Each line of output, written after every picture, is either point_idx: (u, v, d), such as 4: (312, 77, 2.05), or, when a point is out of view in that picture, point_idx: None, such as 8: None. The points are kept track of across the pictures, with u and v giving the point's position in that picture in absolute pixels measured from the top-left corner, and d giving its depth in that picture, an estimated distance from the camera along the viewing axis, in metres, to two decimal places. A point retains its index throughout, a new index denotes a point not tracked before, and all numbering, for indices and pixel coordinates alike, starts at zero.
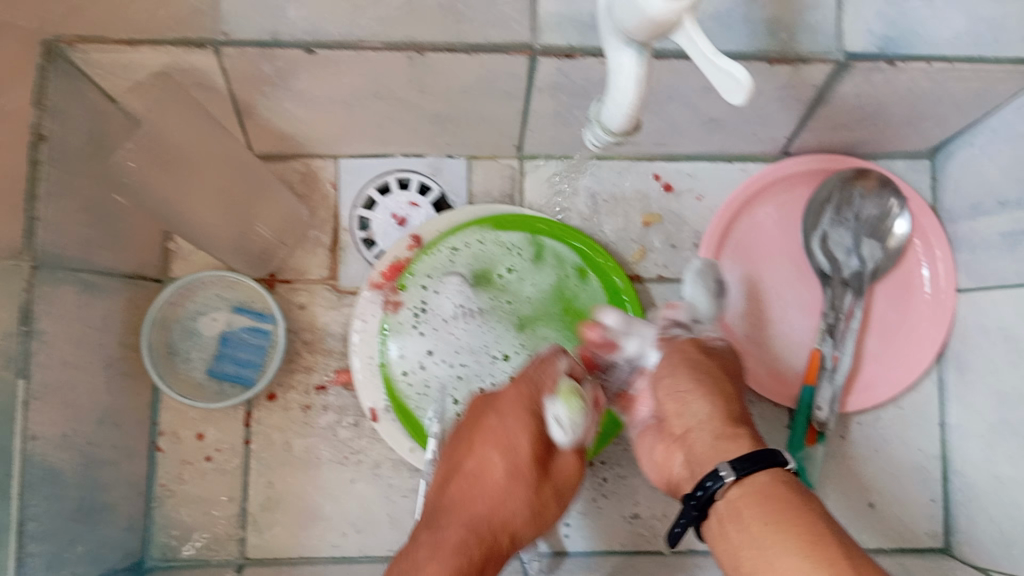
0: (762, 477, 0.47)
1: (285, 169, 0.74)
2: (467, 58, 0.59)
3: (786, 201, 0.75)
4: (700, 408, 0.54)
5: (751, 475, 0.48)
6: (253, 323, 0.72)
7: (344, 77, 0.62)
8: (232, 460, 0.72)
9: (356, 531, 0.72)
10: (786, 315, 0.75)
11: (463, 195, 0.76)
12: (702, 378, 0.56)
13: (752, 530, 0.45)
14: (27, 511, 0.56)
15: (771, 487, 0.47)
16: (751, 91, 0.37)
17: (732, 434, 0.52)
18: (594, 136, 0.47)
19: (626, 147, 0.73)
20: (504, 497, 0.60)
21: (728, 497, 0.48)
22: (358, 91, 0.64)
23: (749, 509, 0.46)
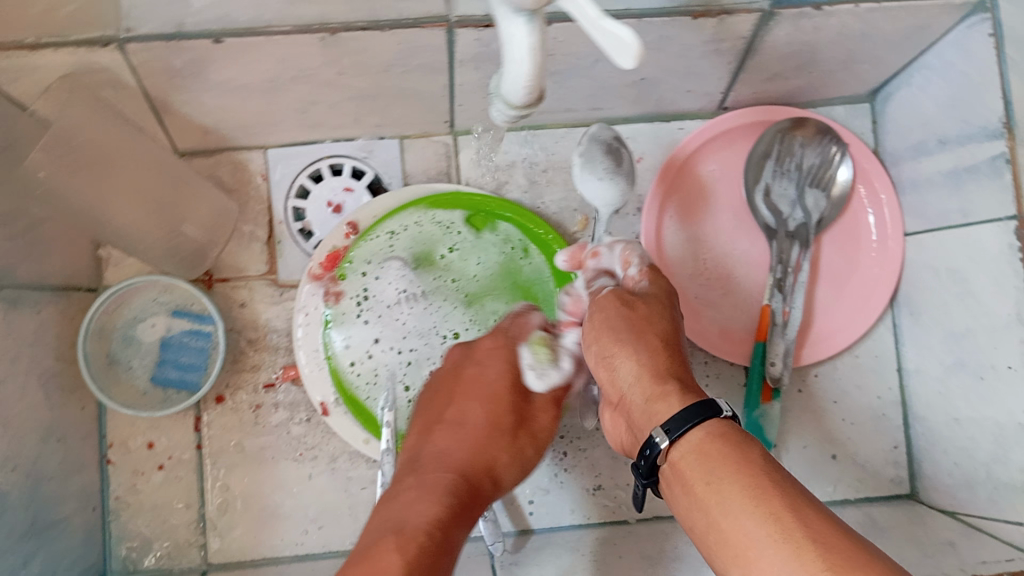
0: (694, 433, 0.45)
1: (213, 165, 0.72)
2: (383, 35, 0.57)
3: (727, 157, 0.74)
4: (630, 367, 0.52)
5: (685, 434, 0.45)
6: (193, 326, 0.70)
7: (259, 64, 0.60)
8: (186, 465, 0.71)
9: (317, 527, 0.71)
10: (734, 272, 0.74)
11: (398, 176, 0.74)
12: (631, 341, 0.53)
13: (697, 494, 0.43)
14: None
15: (714, 440, 0.44)
16: (639, 53, 0.36)
17: (660, 395, 0.49)
18: (497, 112, 0.46)
19: (560, 114, 0.72)
20: (486, 433, 0.58)
21: (675, 452, 0.46)
22: (277, 77, 0.62)
23: (696, 475, 0.43)
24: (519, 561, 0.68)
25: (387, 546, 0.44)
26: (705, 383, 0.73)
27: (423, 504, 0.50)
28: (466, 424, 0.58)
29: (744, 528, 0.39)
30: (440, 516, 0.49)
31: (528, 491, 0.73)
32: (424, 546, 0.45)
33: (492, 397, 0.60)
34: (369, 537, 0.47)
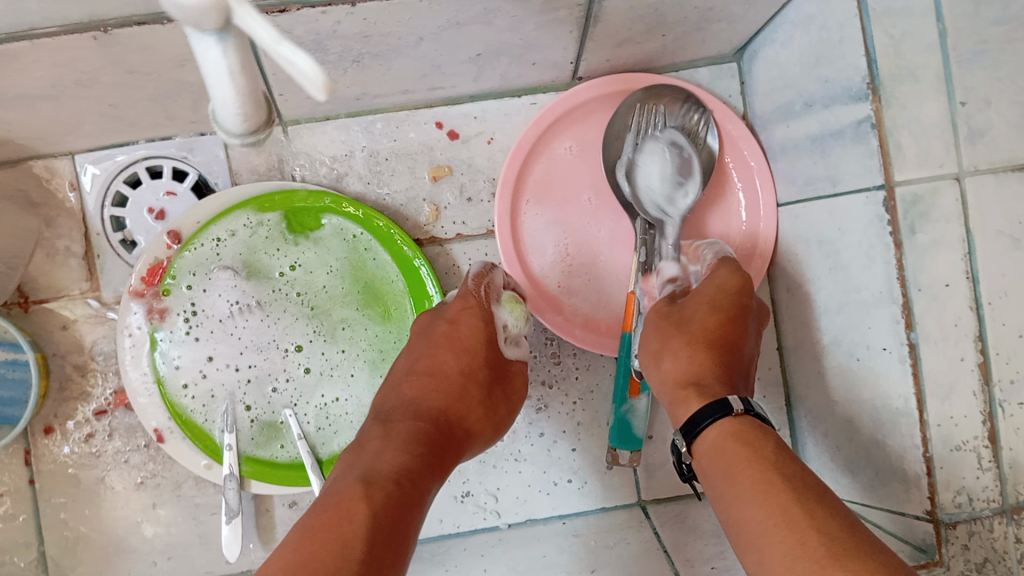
0: (718, 429, 0.49)
1: (16, 178, 0.65)
2: (164, 29, 0.48)
3: (586, 131, 0.68)
4: (666, 371, 0.55)
5: (708, 428, 0.49)
6: (8, 356, 0.64)
7: (34, 71, 0.51)
8: (19, 503, 0.66)
9: (167, 558, 0.67)
10: (600, 256, 0.68)
11: (226, 175, 0.68)
12: (668, 347, 0.55)
13: (714, 486, 0.47)
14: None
15: (734, 433, 0.48)
16: (328, 89, 0.29)
17: (683, 401, 0.52)
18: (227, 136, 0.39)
19: (397, 96, 0.65)
20: (449, 395, 0.56)
21: (704, 441, 0.49)
22: (60, 82, 0.53)
23: (711, 469, 0.48)
24: None
25: (355, 492, 0.45)
26: (574, 377, 0.70)
27: (395, 458, 0.49)
28: (440, 376, 0.57)
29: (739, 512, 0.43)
30: (407, 465, 0.49)
31: None
32: (385, 503, 0.45)
33: (469, 353, 0.58)
34: (338, 481, 0.47)
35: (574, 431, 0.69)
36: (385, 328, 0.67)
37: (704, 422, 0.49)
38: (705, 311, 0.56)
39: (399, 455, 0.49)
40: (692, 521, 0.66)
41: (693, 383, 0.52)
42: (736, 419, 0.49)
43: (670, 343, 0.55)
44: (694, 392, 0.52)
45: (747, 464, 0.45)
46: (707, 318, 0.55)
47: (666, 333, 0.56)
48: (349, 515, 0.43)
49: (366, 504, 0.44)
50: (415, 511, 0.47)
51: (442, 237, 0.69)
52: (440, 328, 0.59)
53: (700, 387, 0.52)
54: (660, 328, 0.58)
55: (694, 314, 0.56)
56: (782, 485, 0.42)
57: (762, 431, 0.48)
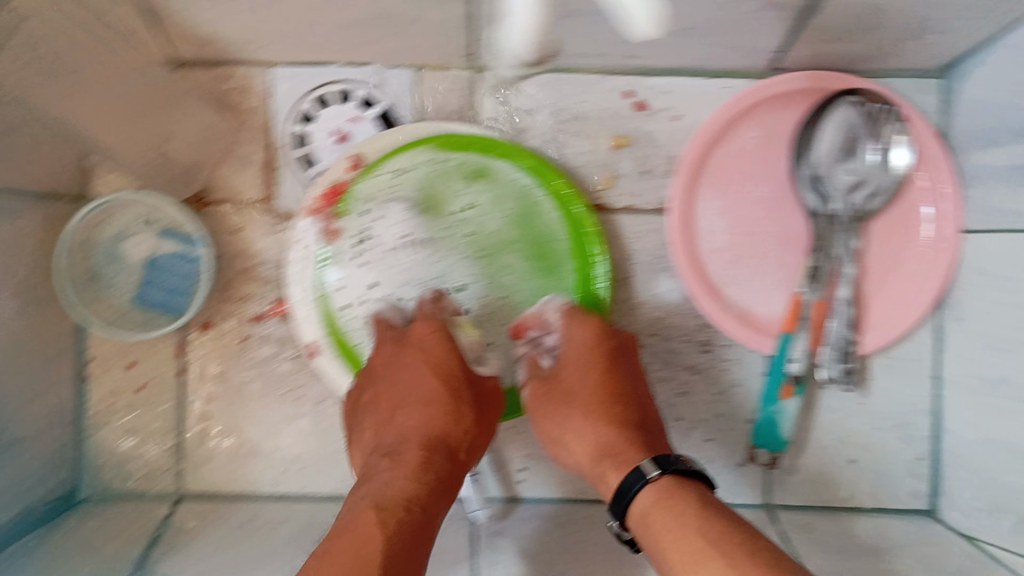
0: (646, 496, 0.51)
1: (216, 78, 0.66)
2: None
3: (778, 121, 0.66)
4: (580, 449, 0.58)
5: (638, 493, 0.51)
6: (180, 248, 0.67)
7: None
8: (165, 391, 0.68)
9: (298, 468, 0.69)
10: (769, 250, 0.67)
11: (412, 109, 0.68)
12: (569, 421, 0.58)
13: (656, 561, 0.48)
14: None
15: (658, 501, 0.50)
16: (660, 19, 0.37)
17: (602, 474, 0.55)
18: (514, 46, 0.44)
19: (592, 58, 0.64)
20: (452, 421, 0.57)
21: (635, 513, 0.51)
22: None
23: (653, 529, 0.49)
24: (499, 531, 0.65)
25: (370, 524, 0.48)
26: (726, 369, 0.69)
27: (407, 486, 0.52)
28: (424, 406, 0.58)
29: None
30: (419, 493, 0.52)
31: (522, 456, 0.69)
32: (407, 534, 0.49)
33: (440, 374, 0.59)
34: (348, 512, 0.51)
35: (713, 423, 0.69)
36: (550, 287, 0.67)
37: (634, 489, 0.51)
38: (585, 380, 0.59)
39: (407, 479, 0.53)
40: (817, 534, 0.65)
41: (606, 455, 0.55)
42: (655, 484, 0.51)
43: (571, 415, 0.58)
44: (608, 467, 0.55)
45: (673, 539, 0.46)
46: (600, 384, 0.59)
47: (564, 407, 0.59)
48: (359, 548, 0.46)
49: (355, 533, 0.48)
50: (425, 535, 0.51)
51: (611, 205, 0.68)
52: (417, 359, 0.60)
53: (614, 457, 0.55)
54: (555, 403, 0.59)
55: (574, 379, 0.60)
56: (710, 552, 0.44)
57: (701, 498, 0.49)
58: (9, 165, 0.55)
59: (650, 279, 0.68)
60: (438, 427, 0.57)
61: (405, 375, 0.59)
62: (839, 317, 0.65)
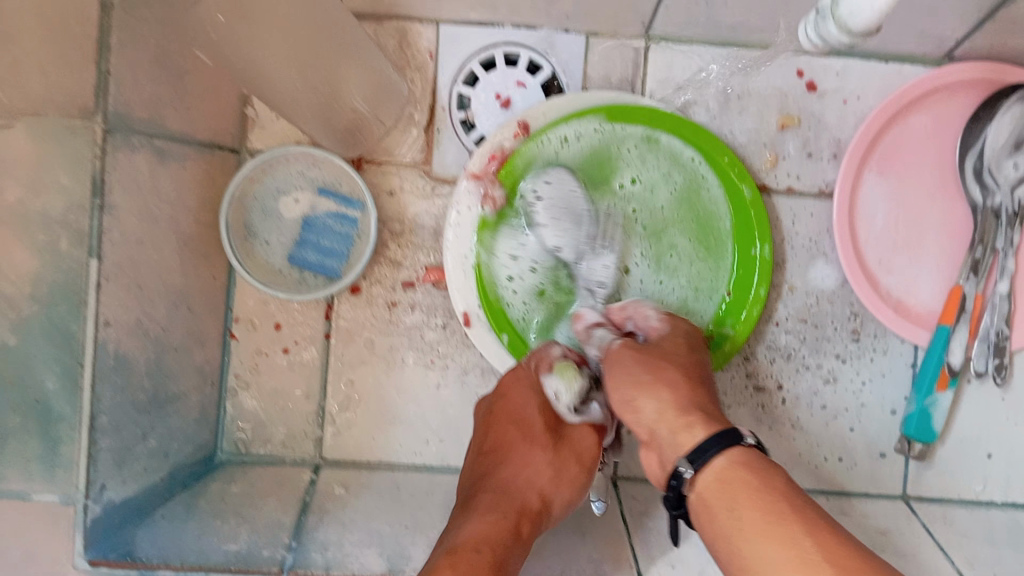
0: (727, 459, 0.46)
1: (382, 33, 0.66)
2: None
3: (943, 111, 0.67)
4: (668, 401, 0.52)
5: (716, 457, 0.46)
6: (339, 209, 0.65)
7: None
8: (311, 353, 0.67)
9: (439, 440, 0.67)
10: (929, 239, 0.67)
11: (578, 77, 0.67)
12: (652, 380, 0.53)
13: (718, 517, 0.44)
14: (95, 403, 0.52)
15: (742, 462, 0.45)
16: None
17: (687, 425, 0.49)
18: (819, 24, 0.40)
19: (768, 35, 0.64)
20: (534, 470, 0.59)
21: (710, 473, 0.46)
22: None
23: (724, 494, 0.44)
24: (648, 512, 0.64)
25: (444, 557, 0.47)
26: (869, 358, 0.68)
27: (477, 530, 0.51)
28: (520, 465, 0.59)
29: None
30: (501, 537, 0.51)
31: None
32: (493, 569, 0.48)
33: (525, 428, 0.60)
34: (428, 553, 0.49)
35: (856, 412, 0.68)
36: (709, 268, 0.66)
37: (712, 449, 0.47)
38: (670, 355, 0.56)
39: (488, 522, 0.52)
40: (957, 525, 0.65)
41: (697, 409, 0.50)
42: (745, 449, 0.47)
43: (665, 372, 0.54)
44: (699, 419, 0.50)
45: (753, 500, 0.43)
46: (677, 361, 0.55)
47: (659, 365, 0.54)
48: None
49: (438, 565, 0.46)
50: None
51: (772, 187, 0.68)
52: (511, 420, 0.60)
53: (707, 416, 0.50)
54: (647, 364, 0.55)
55: (670, 354, 0.56)
56: (791, 519, 0.41)
57: (769, 469, 0.45)
58: (162, 99, 0.56)
59: (805, 264, 0.68)
60: (530, 484, 0.58)
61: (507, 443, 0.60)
62: (994, 311, 0.65)
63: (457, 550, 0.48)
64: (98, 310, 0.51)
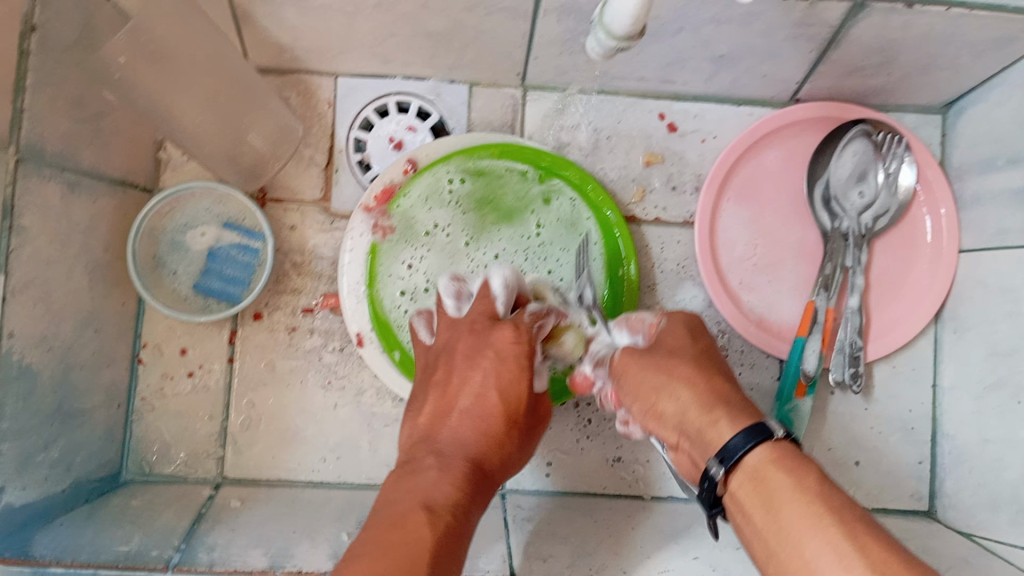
0: (758, 454, 0.45)
1: (284, 86, 0.73)
2: None
3: (792, 146, 0.74)
4: (687, 400, 0.52)
5: (749, 453, 0.46)
6: (242, 240, 0.71)
7: None
8: (215, 377, 0.72)
9: (335, 457, 0.72)
10: (784, 260, 0.74)
11: (463, 122, 0.74)
12: (667, 380, 0.54)
13: (751, 514, 0.44)
14: (2, 407, 0.53)
15: (776, 459, 0.44)
16: None
17: (714, 421, 0.49)
18: (599, 42, 0.49)
19: (633, 81, 0.71)
20: (496, 432, 0.59)
21: (744, 469, 0.46)
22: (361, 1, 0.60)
23: (756, 494, 0.44)
24: (532, 518, 0.68)
25: (421, 521, 0.47)
26: (739, 372, 0.74)
27: (448, 485, 0.52)
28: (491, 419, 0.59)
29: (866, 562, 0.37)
30: (463, 499, 0.52)
31: (548, 452, 0.74)
32: (457, 533, 0.49)
33: (505, 406, 0.60)
34: (397, 507, 0.49)
35: None
36: None
37: (744, 447, 0.46)
38: (676, 346, 0.57)
39: (456, 479, 0.53)
40: None
41: (723, 405, 0.50)
42: (778, 443, 0.46)
43: (677, 366, 0.54)
44: (723, 415, 0.49)
45: (792, 501, 0.42)
46: (687, 347, 0.57)
47: (669, 362, 0.55)
48: (416, 550, 0.44)
49: (398, 537, 0.45)
50: (467, 542, 0.50)
51: (641, 218, 0.75)
52: (509, 375, 0.61)
53: (732, 411, 0.49)
54: (656, 363, 0.56)
55: (677, 348, 0.57)
56: (826, 519, 0.40)
57: (800, 458, 0.45)
58: (81, 143, 0.61)
59: (675, 286, 0.74)
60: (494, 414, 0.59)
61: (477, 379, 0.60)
62: (848, 324, 0.71)
63: (441, 511, 0.49)
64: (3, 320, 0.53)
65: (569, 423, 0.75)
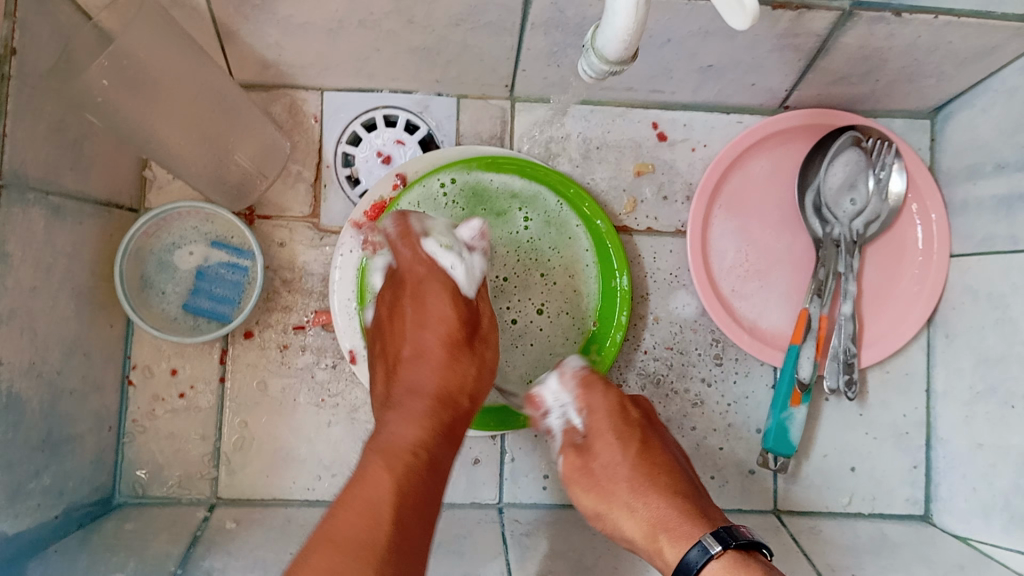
0: (709, 575, 0.52)
1: (271, 101, 0.72)
2: None
3: (782, 153, 0.73)
4: (632, 528, 0.60)
5: (701, 571, 0.53)
6: (230, 259, 0.71)
7: (328, 2, 0.57)
8: (206, 397, 0.71)
9: (330, 475, 0.71)
10: (775, 266, 0.74)
11: (451, 135, 0.74)
12: (608, 509, 0.61)
13: None
14: None
15: (724, 573, 0.52)
16: (755, 16, 0.40)
17: (659, 549, 0.57)
18: (588, 65, 0.48)
19: (620, 92, 0.71)
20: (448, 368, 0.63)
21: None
22: (344, 19, 0.59)
23: None
24: (529, 533, 0.67)
25: (378, 465, 0.55)
26: (733, 380, 0.74)
27: (395, 429, 0.58)
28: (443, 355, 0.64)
29: None
30: (421, 436, 0.58)
31: (544, 465, 0.74)
32: (424, 480, 0.56)
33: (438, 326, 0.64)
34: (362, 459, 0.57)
35: (724, 431, 0.74)
36: (571, 299, 0.72)
37: (697, 564, 0.53)
38: (608, 458, 0.62)
39: (411, 424, 0.59)
40: (824, 534, 0.69)
41: (661, 529, 0.57)
42: (724, 555, 0.52)
43: (614, 493, 0.61)
44: (665, 540, 0.57)
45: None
46: (619, 454, 0.62)
47: (606, 488, 0.61)
48: (349, 495, 0.53)
49: (349, 490, 0.53)
50: (434, 476, 0.57)
51: (633, 228, 0.74)
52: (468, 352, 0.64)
53: (671, 532, 0.57)
54: (594, 487, 0.62)
55: (607, 461, 0.62)
56: None
57: (748, 565, 0.52)
58: (63, 173, 0.59)
59: (667, 295, 0.74)
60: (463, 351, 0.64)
61: (432, 348, 0.64)
62: (841, 331, 0.70)
63: (389, 453, 0.56)
64: None
65: None
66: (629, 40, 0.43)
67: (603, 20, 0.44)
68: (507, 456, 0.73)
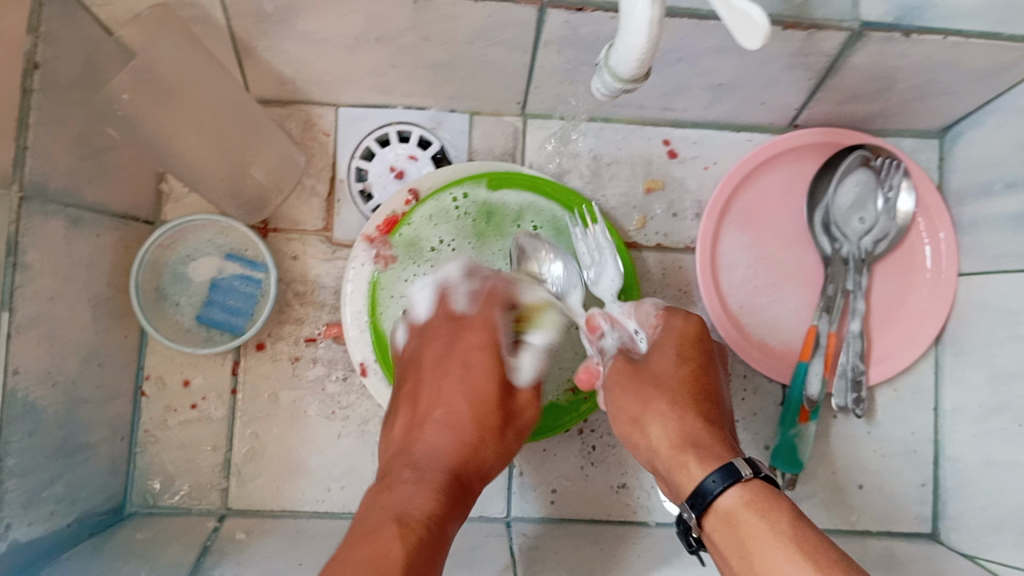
0: (731, 497, 0.50)
1: (286, 117, 0.73)
2: (476, 5, 0.54)
3: (791, 172, 0.74)
4: (660, 436, 0.57)
5: (722, 495, 0.50)
6: (244, 271, 0.72)
7: (347, 19, 0.58)
8: (219, 407, 0.72)
9: (340, 487, 0.72)
10: (784, 282, 0.74)
11: (464, 151, 0.75)
12: (644, 412, 0.58)
13: (728, 553, 0.48)
14: (8, 445, 0.52)
15: (747, 501, 0.49)
16: (765, 35, 0.40)
17: (682, 465, 0.54)
18: (602, 82, 0.49)
19: (632, 110, 0.71)
20: (462, 447, 0.59)
21: (717, 512, 0.50)
22: (363, 35, 0.60)
23: (726, 535, 0.49)
24: (537, 547, 0.67)
25: (386, 535, 0.48)
26: (741, 397, 0.74)
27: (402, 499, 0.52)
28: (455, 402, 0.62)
29: (781, 552, 0.45)
30: (437, 510, 0.53)
31: (552, 480, 0.74)
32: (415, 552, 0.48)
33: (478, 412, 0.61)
34: (373, 517, 0.51)
35: None
36: None
37: (717, 488, 0.50)
38: (664, 369, 0.60)
39: (420, 498, 0.53)
40: None
41: (692, 446, 0.54)
42: (745, 484, 0.50)
43: (654, 399, 0.58)
44: (693, 456, 0.53)
45: (746, 513, 0.48)
46: (676, 372, 0.60)
47: (649, 393, 0.59)
48: (358, 551, 0.47)
49: (359, 546, 0.47)
50: (441, 556, 0.51)
51: (643, 244, 0.75)
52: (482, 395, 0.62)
53: (700, 450, 0.54)
54: (639, 389, 0.60)
55: (661, 373, 0.60)
56: (777, 514, 0.47)
57: (773, 496, 0.49)
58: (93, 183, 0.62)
59: None
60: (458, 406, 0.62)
61: (444, 424, 0.61)
62: (848, 348, 0.71)
63: (398, 526, 0.49)
64: (9, 359, 0.52)
65: (574, 450, 0.75)
66: (641, 59, 0.44)
67: (617, 39, 0.45)
68: (516, 470, 0.74)
